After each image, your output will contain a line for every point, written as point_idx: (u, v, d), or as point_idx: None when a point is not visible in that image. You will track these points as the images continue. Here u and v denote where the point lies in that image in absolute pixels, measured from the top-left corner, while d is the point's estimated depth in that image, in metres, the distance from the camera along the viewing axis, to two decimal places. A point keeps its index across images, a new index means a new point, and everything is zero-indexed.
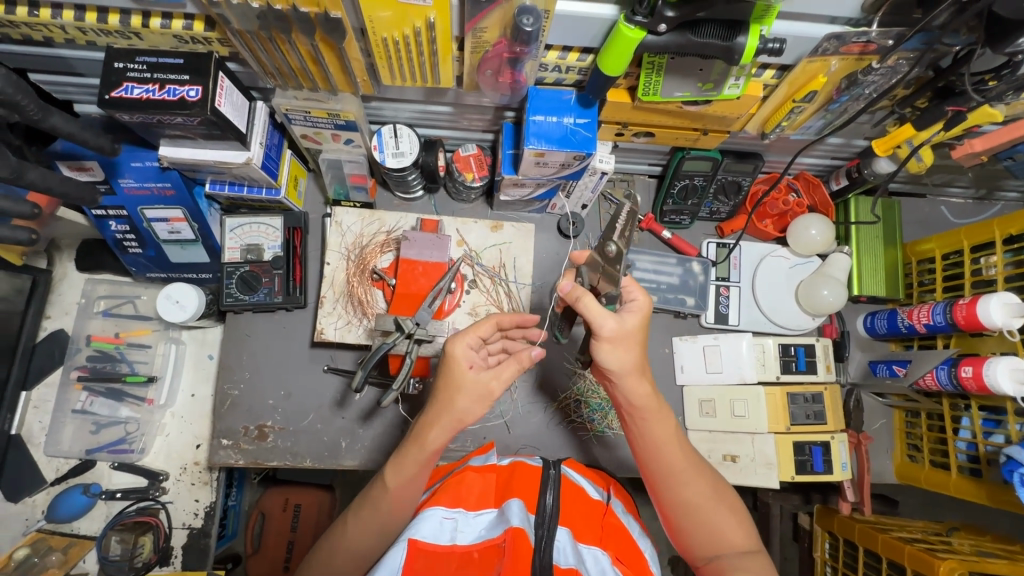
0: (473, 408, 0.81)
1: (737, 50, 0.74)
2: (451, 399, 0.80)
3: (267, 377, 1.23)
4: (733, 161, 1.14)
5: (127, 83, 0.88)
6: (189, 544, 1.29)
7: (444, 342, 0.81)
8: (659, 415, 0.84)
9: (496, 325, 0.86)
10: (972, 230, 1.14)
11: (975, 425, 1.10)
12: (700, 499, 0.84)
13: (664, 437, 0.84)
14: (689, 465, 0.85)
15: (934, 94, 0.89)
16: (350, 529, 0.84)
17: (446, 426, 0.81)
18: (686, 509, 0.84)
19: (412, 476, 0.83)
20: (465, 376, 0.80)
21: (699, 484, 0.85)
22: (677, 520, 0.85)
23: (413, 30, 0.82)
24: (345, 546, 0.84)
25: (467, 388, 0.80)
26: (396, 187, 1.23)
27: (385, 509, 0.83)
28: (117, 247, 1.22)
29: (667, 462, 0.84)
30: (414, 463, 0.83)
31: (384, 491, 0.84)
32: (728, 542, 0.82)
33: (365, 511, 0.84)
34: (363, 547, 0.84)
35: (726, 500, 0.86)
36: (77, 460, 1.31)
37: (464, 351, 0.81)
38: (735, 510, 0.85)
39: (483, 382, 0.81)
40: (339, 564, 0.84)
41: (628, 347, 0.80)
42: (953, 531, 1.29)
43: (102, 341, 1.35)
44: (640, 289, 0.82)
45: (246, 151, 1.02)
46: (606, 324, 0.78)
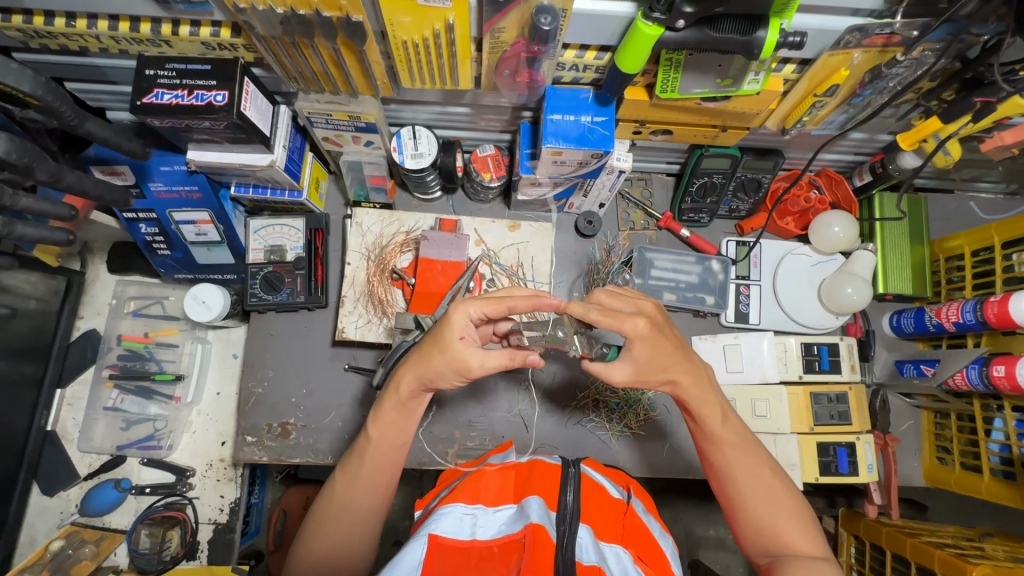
0: (445, 374, 0.83)
1: (757, 44, 0.74)
2: (431, 355, 0.83)
3: (290, 376, 1.25)
4: (753, 158, 1.13)
5: (158, 89, 0.91)
6: (214, 539, 1.33)
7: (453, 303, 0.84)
8: (714, 411, 0.87)
9: (507, 309, 0.83)
10: (1003, 226, 1.12)
11: (1009, 426, 1.07)
12: (757, 493, 0.84)
13: (721, 431, 0.87)
14: (746, 461, 0.86)
15: (961, 86, 0.87)
16: (338, 487, 0.87)
17: (418, 374, 0.85)
18: (743, 504, 0.84)
19: (391, 427, 0.87)
20: (453, 343, 0.82)
21: (757, 478, 0.85)
22: (735, 516, 0.85)
23: (432, 33, 0.83)
24: (336, 503, 0.87)
25: (446, 353, 0.82)
26: (415, 188, 1.24)
27: (368, 461, 0.87)
28: (146, 249, 1.26)
29: (723, 456, 0.87)
30: (390, 410, 0.87)
31: (367, 443, 0.88)
32: (789, 541, 0.80)
33: (351, 466, 0.88)
34: (355, 503, 0.86)
35: (789, 498, 0.84)
36: (108, 455, 1.36)
37: (462, 320, 0.83)
38: (797, 513, 0.83)
39: (462, 354, 0.81)
40: (333, 522, 0.86)
41: (660, 360, 0.83)
42: (985, 536, 1.25)
43: (132, 341, 1.40)
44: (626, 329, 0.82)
45: (270, 154, 1.05)
46: (614, 376, 0.84)
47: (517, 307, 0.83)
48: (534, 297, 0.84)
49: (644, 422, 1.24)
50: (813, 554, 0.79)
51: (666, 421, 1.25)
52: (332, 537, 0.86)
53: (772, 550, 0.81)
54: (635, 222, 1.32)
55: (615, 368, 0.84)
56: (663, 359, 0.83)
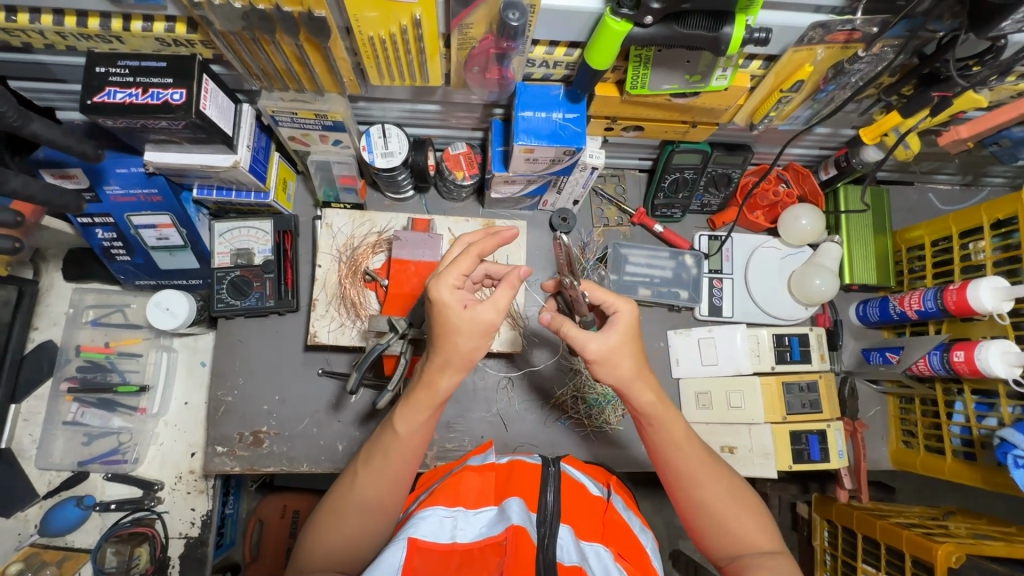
0: (477, 343, 0.78)
1: (724, 41, 0.74)
2: (451, 341, 0.78)
3: (262, 382, 1.22)
4: (722, 153, 1.15)
5: (109, 88, 0.87)
6: (186, 553, 1.28)
7: (428, 294, 0.77)
8: (671, 419, 0.85)
9: (477, 258, 0.81)
10: (960, 216, 1.16)
11: (969, 409, 1.11)
12: (717, 498, 0.83)
13: (676, 440, 0.85)
14: (705, 465, 0.85)
15: (919, 81, 0.89)
16: (360, 482, 0.83)
17: (457, 366, 0.80)
18: (702, 508, 0.84)
19: (422, 422, 0.83)
20: (461, 316, 0.77)
21: (716, 482, 0.84)
22: (695, 519, 0.84)
23: (399, 28, 0.81)
24: (354, 499, 0.83)
25: (465, 329, 0.77)
26: (386, 188, 1.22)
27: (394, 456, 0.83)
28: (104, 256, 1.20)
29: (682, 463, 0.85)
30: (423, 407, 0.82)
31: (394, 438, 0.83)
32: (750, 541, 0.81)
33: (375, 461, 0.84)
34: (375, 499, 0.83)
35: (745, 500, 0.85)
36: (69, 472, 1.30)
37: (450, 294, 0.77)
38: (753, 509, 0.84)
39: (476, 317, 0.77)
40: (348, 519, 0.82)
41: (622, 360, 0.81)
42: (949, 515, 1.30)
43: (92, 351, 1.33)
44: (622, 301, 0.84)
45: (233, 155, 1.01)
46: (591, 346, 0.80)
47: (487, 250, 0.82)
48: (494, 235, 0.84)
49: (622, 418, 1.25)
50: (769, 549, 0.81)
51: None
52: (345, 533, 0.82)
53: (735, 552, 0.81)
54: (609, 219, 1.33)
55: (589, 337, 0.80)
56: (629, 353, 0.82)
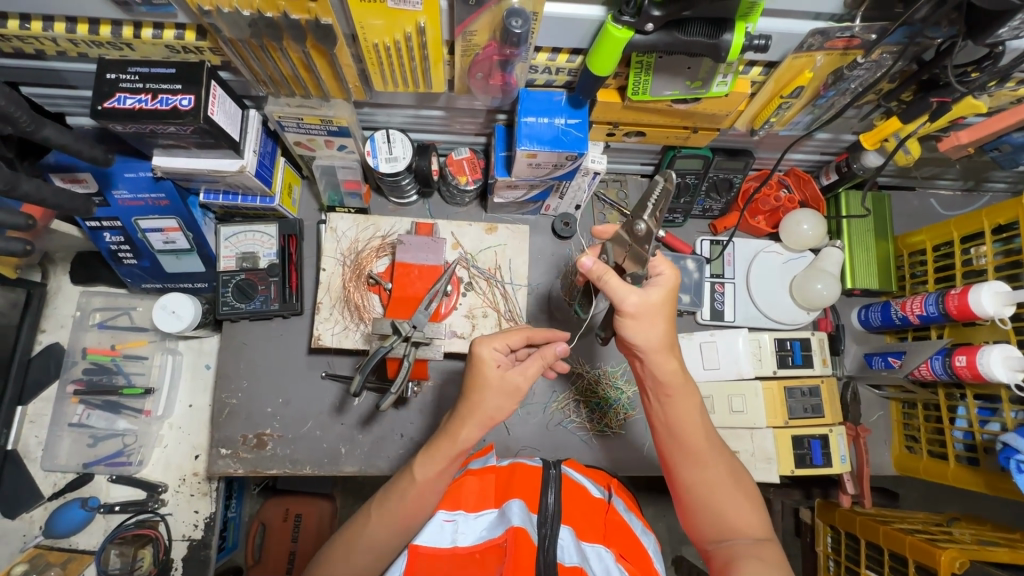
0: (503, 405, 0.84)
1: (724, 47, 0.75)
2: (480, 399, 0.83)
3: (265, 385, 1.23)
4: (723, 158, 1.16)
5: (119, 93, 0.88)
6: (189, 556, 1.29)
7: (471, 346, 0.84)
8: (684, 394, 0.85)
9: (523, 335, 0.88)
10: (962, 221, 1.16)
11: (971, 414, 1.11)
12: (716, 481, 0.83)
13: (688, 415, 0.85)
14: (710, 446, 0.85)
15: (918, 87, 0.90)
16: (372, 524, 0.82)
17: (477, 424, 0.83)
18: (698, 488, 0.83)
19: (441, 472, 0.82)
20: (494, 374, 0.83)
21: (718, 465, 0.84)
22: (689, 498, 0.84)
23: (403, 36, 0.82)
24: (365, 538, 0.82)
25: (494, 386, 0.83)
26: (391, 193, 1.23)
27: (409, 501, 0.82)
28: (112, 259, 1.22)
29: (688, 440, 0.85)
30: (443, 458, 0.82)
31: (411, 483, 0.83)
32: (741, 527, 0.81)
33: (389, 503, 0.83)
34: (386, 542, 0.82)
35: (744, 487, 0.85)
36: (74, 474, 1.31)
37: (490, 355, 0.83)
38: (750, 497, 0.84)
39: (507, 380, 0.83)
40: (358, 555, 0.82)
41: (653, 323, 0.81)
42: (954, 521, 1.30)
43: (98, 354, 1.35)
44: (667, 264, 0.83)
45: (240, 159, 1.03)
46: (629, 299, 0.79)
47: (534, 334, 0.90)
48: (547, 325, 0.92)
49: (624, 422, 1.25)
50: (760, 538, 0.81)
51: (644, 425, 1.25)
52: (354, 569, 0.82)
53: (723, 537, 0.81)
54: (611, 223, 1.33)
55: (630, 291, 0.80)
56: (663, 317, 0.82)
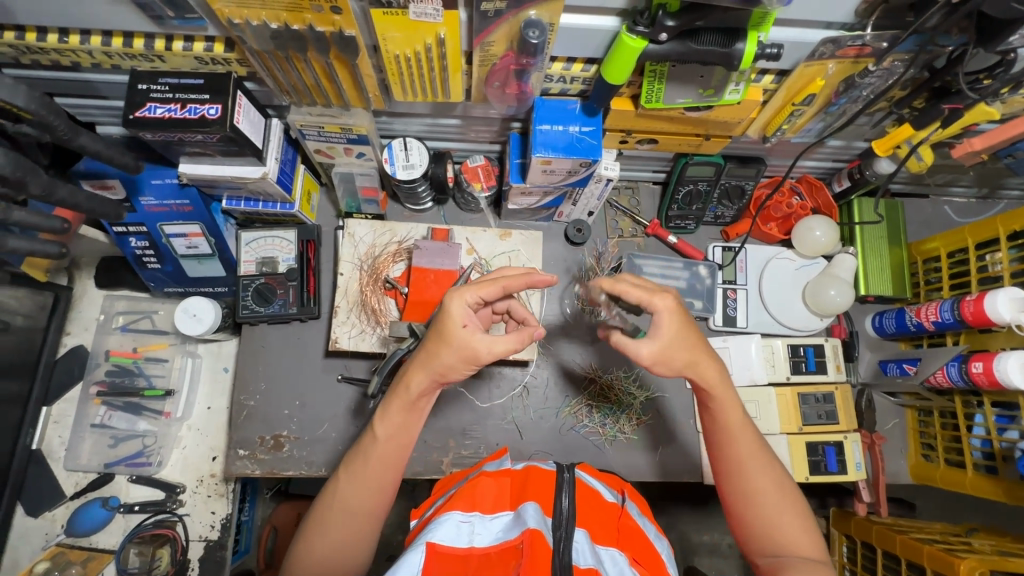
0: (456, 365, 0.82)
1: (737, 56, 0.77)
2: (438, 350, 0.82)
3: (283, 388, 1.25)
4: (736, 165, 1.17)
5: (150, 103, 0.92)
6: (205, 556, 1.31)
7: (444, 295, 0.83)
8: (730, 407, 0.87)
9: (501, 290, 0.86)
10: (976, 228, 1.16)
11: (989, 421, 1.10)
12: (763, 491, 0.84)
13: (734, 426, 0.87)
14: (758, 458, 0.86)
15: (930, 94, 0.91)
16: (342, 485, 0.86)
17: (428, 374, 0.83)
18: (745, 499, 0.84)
19: (399, 426, 0.86)
20: (458, 333, 0.81)
21: (766, 476, 0.85)
22: (736, 508, 0.86)
23: (423, 47, 0.85)
24: (339, 503, 0.85)
25: (452, 344, 0.81)
26: (406, 199, 1.26)
27: (373, 459, 0.86)
28: (136, 263, 1.25)
29: (734, 450, 0.86)
30: (398, 410, 0.85)
31: (373, 442, 0.86)
32: (788, 539, 0.81)
33: (355, 463, 0.87)
34: (359, 502, 0.85)
35: (794, 502, 0.84)
36: (95, 473, 1.34)
37: (461, 309, 0.82)
38: (801, 513, 0.84)
39: (470, 342, 0.81)
40: (336, 521, 0.85)
41: (679, 352, 0.82)
42: (972, 531, 1.28)
43: (121, 356, 1.38)
44: (662, 299, 0.81)
45: (262, 167, 1.05)
46: (641, 350, 0.82)
47: (512, 285, 0.86)
48: (525, 275, 0.88)
49: (637, 427, 1.25)
50: (812, 557, 0.80)
51: (654, 429, 1.26)
52: (335, 535, 0.85)
53: (772, 549, 0.82)
54: (623, 230, 1.35)
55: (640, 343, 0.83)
56: (685, 344, 0.82)
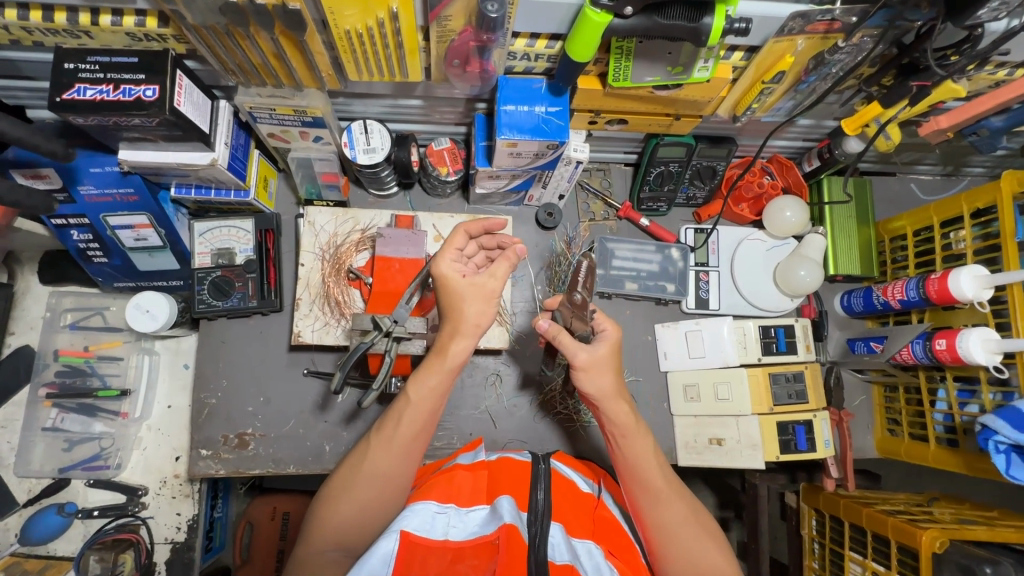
0: (484, 309, 0.81)
1: (704, 31, 0.73)
2: (458, 309, 0.80)
3: (246, 383, 1.20)
4: (706, 146, 1.14)
5: (79, 84, 0.84)
6: (172, 558, 1.27)
7: (430, 266, 0.82)
8: (639, 435, 0.87)
9: (464, 234, 0.88)
10: (941, 206, 1.16)
11: (951, 396, 1.12)
12: (679, 521, 0.84)
13: (643, 459, 0.86)
14: (670, 486, 0.86)
15: (898, 71, 0.90)
16: (373, 451, 0.82)
17: (466, 334, 0.81)
18: (663, 526, 0.84)
19: (434, 387, 0.82)
20: (460, 283, 0.81)
21: (681, 504, 0.86)
22: (656, 541, 0.84)
23: (376, 21, 0.79)
24: (368, 469, 0.81)
25: (467, 294, 0.80)
26: (370, 184, 1.20)
27: (407, 422, 0.82)
28: (81, 257, 1.18)
29: (651, 481, 0.86)
30: (435, 374, 0.82)
31: (406, 404, 0.82)
32: (708, 562, 0.83)
33: (387, 428, 0.83)
34: (389, 468, 0.81)
35: (705, 524, 0.87)
36: (49, 479, 1.27)
37: (449, 268, 0.82)
38: (712, 534, 0.86)
39: (478, 282, 0.81)
40: (361, 488, 0.81)
41: (604, 372, 0.85)
42: (934, 501, 1.32)
43: (71, 356, 1.30)
44: (609, 321, 0.88)
45: (211, 152, 0.99)
46: (578, 355, 0.84)
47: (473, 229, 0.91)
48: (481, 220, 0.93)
49: None
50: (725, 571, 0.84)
51: None
52: (359, 501, 0.80)
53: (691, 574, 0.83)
54: (595, 213, 1.32)
55: (575, 349, 0.84)
56: (610, 369, 0.86)
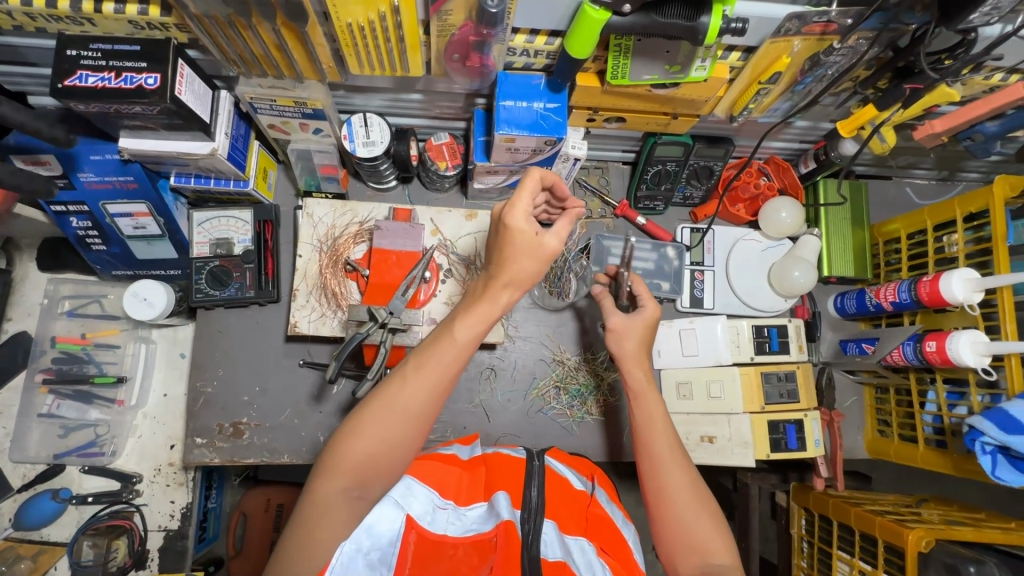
0: (539, 269, 0.82)
1: (701, 30, 0.74)
2: (515, 264, 0.81)
3: (242, 373, 1.21)
4: (704, 145, 1.15)
5: (81, 71, 0.85)
6: (166, 546, 1.28)
7: (503, 216, 0.77)
8: (652, 399, 0.95)
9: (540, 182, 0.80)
10: (935, 210, 1.17)
11: (940, 398, 1.13)
12: (680, 492, 0.87)
13: (652, 426, 0.93)
14: (673, 456, 0.91)
15: (893, 74, 0.91)
16: (407, 387, 0.80)
17: (519, 286, 0.83)
18: (664, 494, 0.88)
19: (478, 330, 0.83)
20: (528, 242, 0.79)
21: (683, 477, 0.89)
22: (656, 509, 0.88)
23: (377, 14, 0.80)
24: (401, 405, 0.79)
25: (530, 251, 0.80)
26: (369, 178, 1.21)
27: (446, 362, 0.81)
28: (79, 245, 1.18)
29: (655, 446, 0.91)
30: (483, 319, 0.82)
31: (448, 345, 0.82)
32: (707, 541, 0.84)
33: (425, 366, 0.81)
34: (421, 406, 0.80)
35: (707, 503, 0.88)
36: (45, 465, 1.28)
37: (523, 222, 0.78)
38: (713, 516, 0.87)
39: (543, 240, 0.80)
40: (389, 425, 0.79)
41: (627, 337, 0.99)
42: (922, 502, 1.33)
43: (68, 343, 1.31)
44: (650, 300, 1.01)
45: (210, 142, 0.99)
46: (611, 317, 1.00)
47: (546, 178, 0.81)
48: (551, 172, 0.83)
49: (604, 408, 1.25)
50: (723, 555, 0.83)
51: (624, 410, 1.25)
52: (386, 437, 0.78)
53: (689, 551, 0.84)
54: (592, 210, 1.34)
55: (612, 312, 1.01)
56: (635, 337, 0.99)
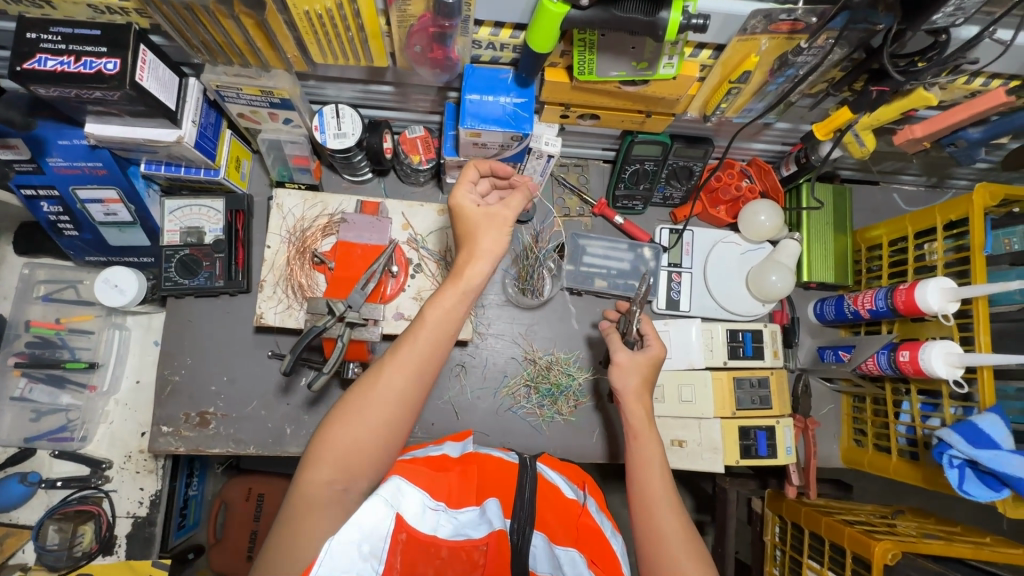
0: (497, 238, 0.83)
1: (661, 25, 0.72)
2: (475, 238, 0.83)
3: (211, 362, 1.20)
4: (682, 145, 1.13)
5: (40, 54, 0.84)
6: (133, 533, 1.28)
7: (448, 198, 0.85)
8: (648, 438, 0.93)
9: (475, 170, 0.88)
10: (916, 217, 1.15)
11: (914, 408, 1.11)
12: (671, 535, 0.84)
13: (647, 464, 0.91)
14: (667, 498, 0.88)
15: (868, 76, 0.88)
16: (387, 371, 0.77)
17: (484, 259, 0.82)
18: (654, 537, 0.84)
19: (454, 307, 0.80)
20: (474, 214, 0.84)
21: (675, 518, 0.86)
22: (645, 555, 0.84)
23: (334, 3, 0.79)
24: (383, 390, 0.76)
25: (483, 224, 0.83)
26: (344, 170, 1.20)
27: (425, 341, 0.78)
28: (52, 230, 1.18)
29: (648, 486, 0.89)
30: (458, 293, 0.80)
31: (424, 324, 0.79)
32: None
33: (405, 348, 0.78)
34: (403, 389, 0.77)
35: (699, 549, 0.84)
36: (15, 448, 1.28)
37: (464, 199, 0.84)
38: (705, 562, 0.82)
39: (497, 211, 0.83)
40: (372, 412, 0.75)
41: (631, 374, 0.98)
42: (898, 514, 1.31)
43: (42, 327, 1.31)
44: (657, 341, 1.01)
45: (177, 130, 0.99)
46: (618, 352, 1.00)
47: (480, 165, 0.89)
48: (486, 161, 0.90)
49: (575, 409, 1.24)
50: None
51: (594, 411, 1.24)
52: (370, 425, 0.75)
53: None
54: (570, 208, 1.32)
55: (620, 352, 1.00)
56: (638, 375, 0.98)
